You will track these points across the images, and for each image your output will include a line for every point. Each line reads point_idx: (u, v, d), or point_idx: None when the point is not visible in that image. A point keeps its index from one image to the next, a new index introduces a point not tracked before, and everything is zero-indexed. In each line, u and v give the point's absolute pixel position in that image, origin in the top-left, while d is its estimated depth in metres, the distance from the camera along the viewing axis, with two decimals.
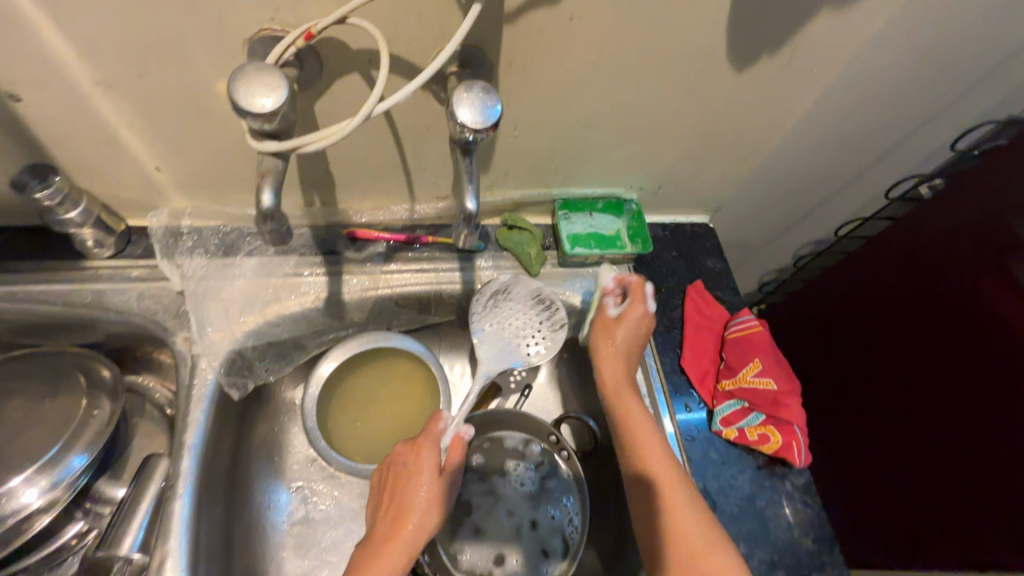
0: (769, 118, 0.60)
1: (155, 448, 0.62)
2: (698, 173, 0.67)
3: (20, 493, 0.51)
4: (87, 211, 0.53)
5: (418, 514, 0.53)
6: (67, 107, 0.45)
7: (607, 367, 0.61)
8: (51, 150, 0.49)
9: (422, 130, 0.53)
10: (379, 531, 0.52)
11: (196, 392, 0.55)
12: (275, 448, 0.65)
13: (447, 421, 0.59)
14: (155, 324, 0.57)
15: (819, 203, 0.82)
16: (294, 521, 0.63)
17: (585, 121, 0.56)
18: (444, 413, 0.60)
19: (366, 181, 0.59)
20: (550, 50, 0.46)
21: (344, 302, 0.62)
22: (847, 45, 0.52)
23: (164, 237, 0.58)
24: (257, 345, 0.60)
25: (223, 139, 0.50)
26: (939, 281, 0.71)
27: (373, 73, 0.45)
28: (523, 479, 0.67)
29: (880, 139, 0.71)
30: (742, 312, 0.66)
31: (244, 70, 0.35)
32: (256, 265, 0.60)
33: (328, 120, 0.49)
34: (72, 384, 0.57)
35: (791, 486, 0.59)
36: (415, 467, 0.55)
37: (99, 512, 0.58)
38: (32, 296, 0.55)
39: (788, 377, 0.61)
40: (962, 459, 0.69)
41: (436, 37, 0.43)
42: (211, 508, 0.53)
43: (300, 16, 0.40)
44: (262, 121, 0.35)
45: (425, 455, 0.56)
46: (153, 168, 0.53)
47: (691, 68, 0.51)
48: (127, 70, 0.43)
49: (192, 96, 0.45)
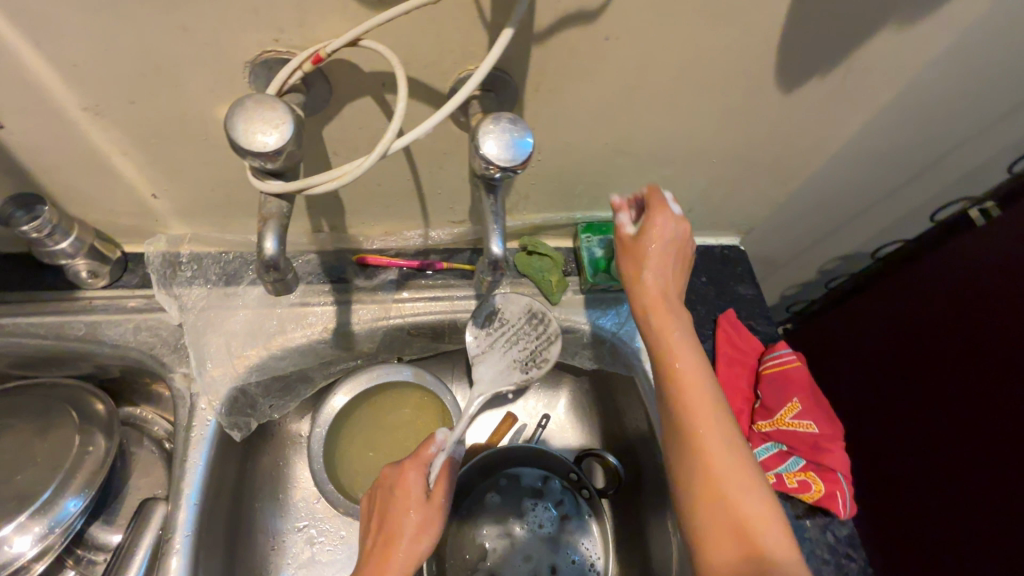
0: (813, 139, 0.55)
1: (152, 487, 0.58)
2: (732, 196, 0.63)
3: (10, 542, 0.47)
4: (79, 241, 0.49)
5: (408, 542, 0.46)
6: (54, 133, 0.41)
7: (654, 272, 0.50)
8: (39, 178, 0.45)
9: (439, 155, 0.49)
10: (367, 561, 0.45)
11: (194, 435, 0.51)
12: (279, 485, 0.61)
13: (440, 442, 0.51)
14: (153, 359, 0.54)
15: (856, 223, 0.77)
16: (299, 564, 0.59)
17: (615, 144, 0.51)
18: (437, 432, 0.52)
19: (377, 206, 0.55)
20: (583, 71, 0.42)
21: (353, 333, 0.58)
22: (905, 62, 0.48)
23: (161, 266, 0.54)
24: (261, 380, 0.56)
25: (224, 164, 0.46)
26: (981, 311, 0.66)
27: (387, 97, 0.41)
28: (542, 520, 0.63)
29: (927, 158, 0.66)
30: (779, 346, 0.61)
31: (245, 103, 0.31)
32: (260, 295, 0.56)
33: (338, 146, 0.45)
34: (64, 421, 0.53)
35: (833, 538, 0.55)
36: (399, 499, 0.48)
37: (93, 559, 0.54)
38: (21, 330, 0.51)
39: (830, 419, 0.56)
40: (987, 504, 0.64)
41: (458, 59, 0.39)
42: (210, 560, 0.50)
43: (308, 37, 0.36)
44: (265, 160, 0.31)
45: (410, 481, 0.49)
46: (149, 195, 0.49)
47: (735, 88, 0.46)
48: (118, 95, 0.39)
49: (190, 121, 0.41)
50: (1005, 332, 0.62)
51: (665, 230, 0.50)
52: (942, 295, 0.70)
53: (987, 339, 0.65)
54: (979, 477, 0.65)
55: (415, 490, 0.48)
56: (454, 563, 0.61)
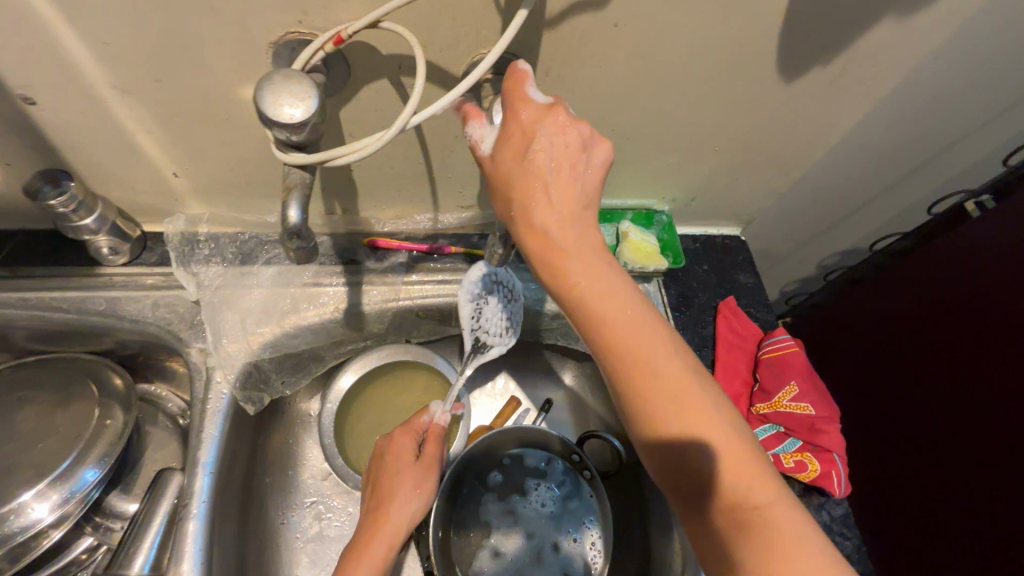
0: (813, 129, 0.57)
1: (167, 460, 0.60)
2: (734, 185, 0.64)
3: (30, 508, 0.49)
4: (103, 218, 0.51)
5: (399, 500, 0.51)
6: (82, 111, 0.43)
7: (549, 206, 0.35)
8: (65, 155, 0.47)
9: (450, 139, 0.51)
10: (365, 520, 0.51)
11: (210, 407, 0.53)
12: (290, 461, 0.63)
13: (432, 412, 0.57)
14: (170, 334, 0.55)
15: (854, 216, 0.79)
16: (308, 538, 0.61)
17: (621, 130, 0.53)
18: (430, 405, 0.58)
19: (389, 189, 0.57)
20: (591, 57, 0.44)
21: (363, 314, 0.60)
22: (902, 54, 0.49)
23: (179, 244, 0.56)
24: (274, 357, 0.58)
25: (244, 144, 0.48)
26: (974, 302, 0.67)
27: (403, 79, 0.43)
28: (545, 499, 0.65)
29: (925, 151, 0.68)
30: (777, 332, 0.63)
31: (272, 76, 0.32)
32: (274, 274, 0.58)
33: (354, 128, 0.47)
34: (84, 393, 0.55)
35: (828, 517, 0.56)
36: (397, 463, 0.53)
37: (110, 527, 0.56)
38: (44, 304, 0.53)
39: (827, 403, 0.58)
40: (982, 489, 0.65)
41: (472, 43, 0.41)
42: (224, 528, 0.51)
43: (330, 19, 0.38)
44: (290, 132, 0.33)
45: (405, 447, 0.54)
46: (170, 175, 0.51)
47: (738, 77, 0.48)
48: (145, 75, 0.40)
49: (213, 101, 0.43)
50: (999, 322, 0.64)
51: (543, 131, 0.35)
52: (936, 287, 0.72)
53: (980, 329, 0.66)
54: (975, 465, 0.66)
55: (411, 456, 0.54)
56: (459, 541, 0.62)
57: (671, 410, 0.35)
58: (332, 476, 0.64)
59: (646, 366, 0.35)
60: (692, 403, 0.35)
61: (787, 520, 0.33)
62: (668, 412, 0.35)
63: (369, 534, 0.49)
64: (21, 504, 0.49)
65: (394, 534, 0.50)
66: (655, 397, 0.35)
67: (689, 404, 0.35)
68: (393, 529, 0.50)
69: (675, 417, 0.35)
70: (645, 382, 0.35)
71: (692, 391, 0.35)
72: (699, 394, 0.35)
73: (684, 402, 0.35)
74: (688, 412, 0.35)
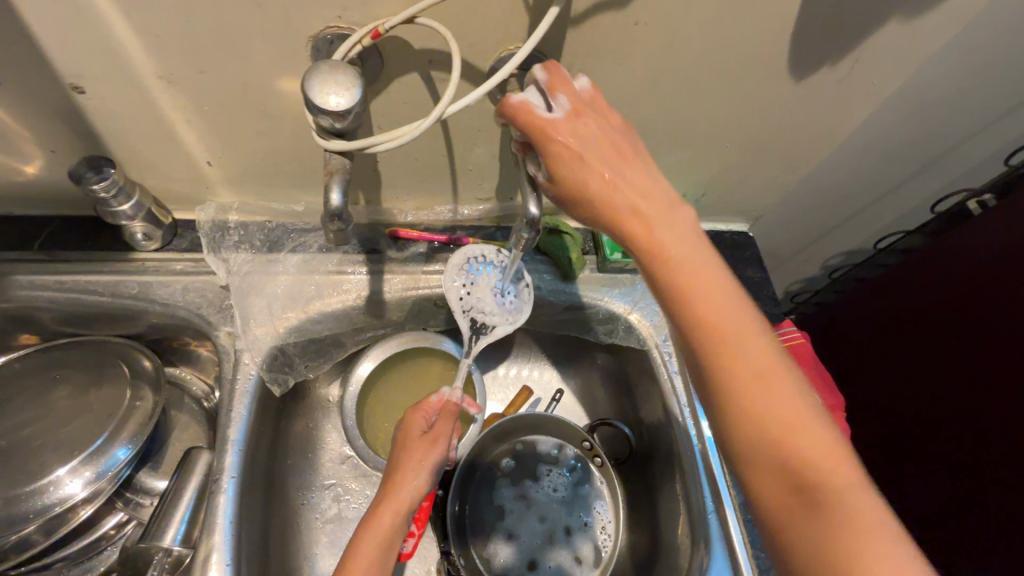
0: (822, 127, 0.59)
1: (193, 441, 0.62)
2: (743, 182, 0.66)
3: (65, 483, 0.50)
4: (139, 204, 0.53)
5: (404, 473, 0.52)
6: (128, 100, 0.45)
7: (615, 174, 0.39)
8: (108, 143, 0.49)
9: (474, 132, 0.52)
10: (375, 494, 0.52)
11: (239, 387, 0.55)
12: (310, 445, 0.65)
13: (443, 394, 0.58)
14: (199, 318, 0.58)
15: (859, 215, 0.81)
16: (326, 519, 0.63)
17: (637, 126, 0.55)
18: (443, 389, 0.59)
19: (412, 181, 0.59)
20: (612, 54, 0.46)
21: (385, 301, 0.62)
22: (908, 55, 0.52)
23: (210, 231, 0.58)
24: (298, 341, 0.60)
25: (277, 135, 0.50)
26: (972, 298, 0.69)
27: (433, 73, 0.45)
28: (557, 485, 0.66)
29: (930, 151, 0.70)
30: (784, 325, 0.65)
31: (319, 67, 0.35)
32: (300, 262, 0.60)
33: (382, 120, 0.49)
34: (115, 373, 0.57)
35: None
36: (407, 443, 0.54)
37: (140, 503, 0.58)
38: (81, 287, 0.55)
39: (832, 392, 0.60)
40: (982, 480, 0.67)
41: (500, 39, 0.43)
42: (252, 504, 0.53)
43: (368, 14, 0.40)
44: (334, 119, 0.36)
45: (414, 427, 0.55)
46: (204, 163, 0.53)
47: (751, 75, 0.50)
48: (189, 66, 0.42)
49: (251, 92, 0.45)
50: (997, 317, 0.66)
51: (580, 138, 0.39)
52: (936, 284, 0.74)
53: (979, 324, 0.68)
54: (974, 455, 0.68)
55: (421, 435, 0.54)
56: (473, 523, 0.64)
57: (775, 394, 0.35)
58: (350, 459, 0.66)
59: (741, 353, 0.35)
60: (791, 392, 0.35)
61: (862, 504, 0.33)
62: (767, 396, 0.35)
63: (377, 505, 0.50)
64: (57, 478, 0.50)
65: (401, 512, 0.50)
66: (756, 386, 0.35)
67: (782, 391, 0.35)
68: (399, 506, 0.50)
69: (771, 401, 0.35)
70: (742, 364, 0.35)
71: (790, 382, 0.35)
72: (801, 393, 0.35)
73: (779, 388, 0.35)
74: (789, 399, 0.35)
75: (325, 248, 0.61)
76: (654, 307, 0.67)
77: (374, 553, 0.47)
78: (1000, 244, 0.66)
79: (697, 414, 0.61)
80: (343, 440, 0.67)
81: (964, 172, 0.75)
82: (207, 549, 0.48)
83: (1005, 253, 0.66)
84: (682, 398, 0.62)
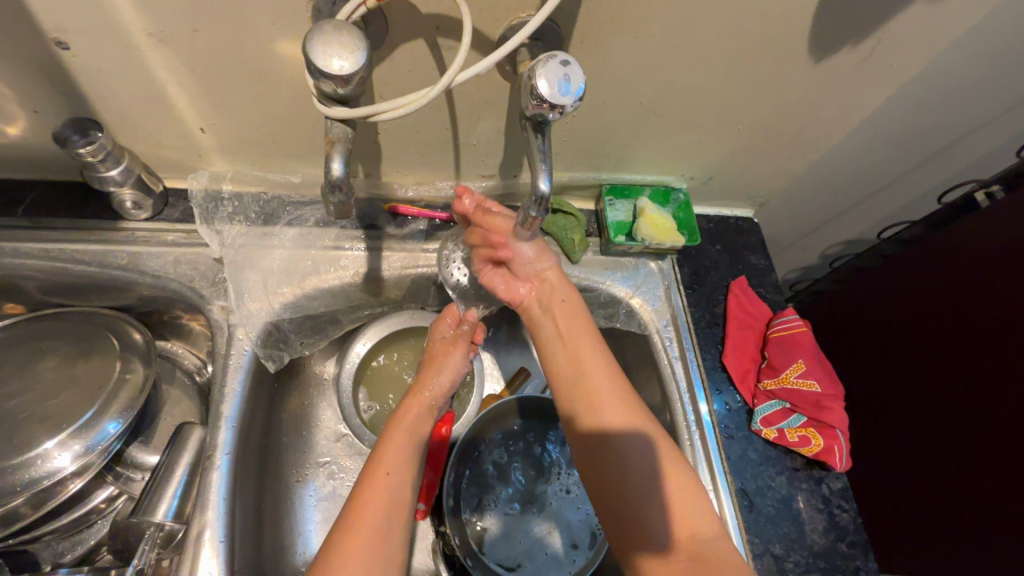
0: (835, 112, 0.57)
1: (186, 416, 0.61)
2: (752, 166, 0.65)
3: (53, 456, 0.49)
4: (128, 170, 0.51)
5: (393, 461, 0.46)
6: (115, 59, 0.43)
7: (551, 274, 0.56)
8: (94, 104, 0.47)
9: (479, 106, 0.50)
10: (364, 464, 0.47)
11: (232, 362, 0.54)
12: (305, 422, 0.64)
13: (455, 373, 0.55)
14: (191, 291, 0.56)
15: (864, 202, 0.79)
16: (321, 497, 0.62)
17: (647, 105, 0.54)
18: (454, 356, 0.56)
19: (412, 155, 0.57)
20: (628, 25, 0.44)
21: (383, 279, 0.60)
22: (929, 41, 0.50)
23: (204, 202, 0.57)
24: (294, 317, 0.58)
25: (274, 101, 0.48)
26: (975, 290, 0.69)
27: (439, 40, 0.43)
28: (568, 485, 0.65)
29: (941, 138, 0.68)
30: (786, 312, 0.64)
31: (322, 27, 0.33)
32: (296, 236, 0.59)
33: (384, 88, 0.47)
34: (103, 345, 0.55)
35: (827, 489, 0.58)
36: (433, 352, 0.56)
37: (131, 477, 0.57)
38: (67, 256, 0.54)
39: (833, 381, 0.59)
40: (974, 471, 0.68)
41: (511, 7, 0.41)
42: (246, 483, 0.52)
43: None
44: (336, 83, 0.34)
45: (452, 360, 0.55)
46: (197, 129, 0.51)
47: (768, 55, 0.49)
48: (182, 24, 0.40)
49: (248, 55, 0.43)
50: (997, 311, 0.66)
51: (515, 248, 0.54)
52: (941, 276, 0.73)
53: (979, 318, 0.68)
54: (968, 446, 0.68)
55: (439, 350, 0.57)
56: (470, 502, 0.63)
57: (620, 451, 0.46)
58: (345, 437, 0.65)
59: (601, 406, 0.48)
60: (623, 442, 0.46)
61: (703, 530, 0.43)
62: (624, 466, 0.46)
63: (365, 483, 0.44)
64: (45, 451, 0.49)
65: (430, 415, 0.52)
66: (596, 412, 0.48)
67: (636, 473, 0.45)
68: (426, 405, 0.52)
69: (633, 463, 0.46)
70: (604, 421, 0.47)
71: (633, 457, 0.46)
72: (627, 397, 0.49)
73: (633, 444, 0.46)
74: (628, 450, 0.46)
75: (322, 222, 0.60)
76: (656, 292, 0.66)
77: (402, 450, 0.47)
78: (1006, 238, 0.66)
79: (695, 398, 0.61)
80: (338, 418, 0.66)
81: (971, 163, 0.74)
82: (200, 525, 0.47)
83: (1011, 246, 0.65)
84: (681, 382, 0.62)
